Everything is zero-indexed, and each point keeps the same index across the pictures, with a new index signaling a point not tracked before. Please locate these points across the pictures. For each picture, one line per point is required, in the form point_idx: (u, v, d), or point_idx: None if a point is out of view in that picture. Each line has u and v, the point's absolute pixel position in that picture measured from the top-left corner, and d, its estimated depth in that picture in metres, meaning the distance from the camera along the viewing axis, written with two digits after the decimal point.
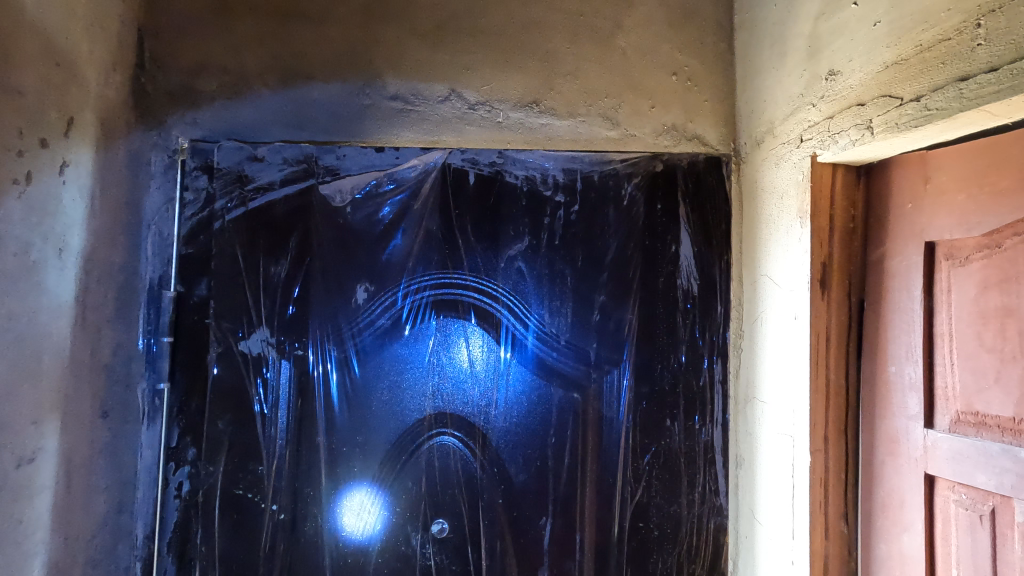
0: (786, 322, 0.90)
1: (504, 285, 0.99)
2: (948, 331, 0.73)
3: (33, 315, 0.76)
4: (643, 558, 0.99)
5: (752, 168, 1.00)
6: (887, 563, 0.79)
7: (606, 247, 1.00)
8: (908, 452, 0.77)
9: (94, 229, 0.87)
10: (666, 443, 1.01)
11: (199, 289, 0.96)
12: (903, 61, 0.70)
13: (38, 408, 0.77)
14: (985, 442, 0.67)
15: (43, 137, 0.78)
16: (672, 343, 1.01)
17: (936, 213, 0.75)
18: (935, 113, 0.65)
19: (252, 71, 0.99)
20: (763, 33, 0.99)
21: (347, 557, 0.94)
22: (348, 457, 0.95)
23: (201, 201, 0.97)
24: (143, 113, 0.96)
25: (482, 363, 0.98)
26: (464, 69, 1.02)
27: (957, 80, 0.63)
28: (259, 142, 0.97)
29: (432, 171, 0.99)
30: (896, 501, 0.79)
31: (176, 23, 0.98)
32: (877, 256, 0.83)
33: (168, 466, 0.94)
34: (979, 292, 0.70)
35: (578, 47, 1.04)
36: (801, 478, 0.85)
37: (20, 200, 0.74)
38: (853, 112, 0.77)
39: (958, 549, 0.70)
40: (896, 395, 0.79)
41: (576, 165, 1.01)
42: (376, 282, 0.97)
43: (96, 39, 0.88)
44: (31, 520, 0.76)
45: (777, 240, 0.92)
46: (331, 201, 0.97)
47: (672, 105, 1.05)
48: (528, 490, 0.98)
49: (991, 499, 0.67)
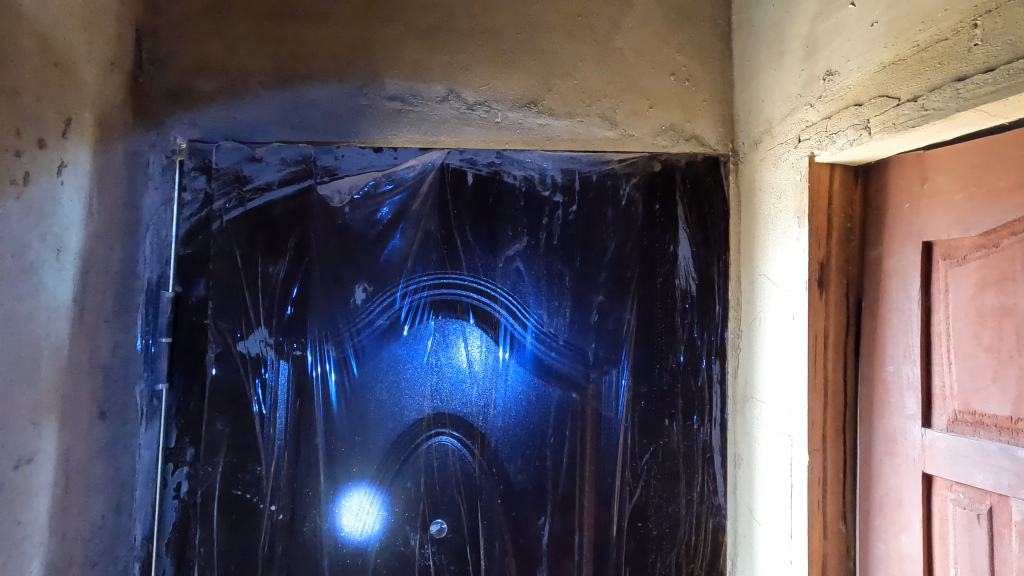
0: (784, 322, 0.90)
1: (503, 285, 0.99)
2: (946, 331, 0.74)
3: (31, 316, 0.76)
4: (642, 558, 0.99)
5: (750, 168, 1.00)
6: (884, 562, 0.79)
7: (604, 247, 1.00)
8: (906, 452, 0.77)
9: (92, 229, 0.87)
10: (664, 442, 1.01)
11: (198, 289, 0.96)
12: (900, 62, 0.70)
13: (36, 408, 0.77)
14: (982, 441, 0.68)
15: (41, 137, 0.78)
16: (670, 343, 1.01)
17: (933, 213, 0.75)
18: (932, 113, 0.65)
19: (250, 71, 0.99)
20: (761, 33, 0.99)
21: (346, 557, 0.94)
22: (347, 457, 0.95)
23: (199, 201, 0.96)
24: (141, 113, 0.96)
25: (481, 363, 0.98)
26: (462, 69, 1.02)
27: (954, 81, 0.63)
28: (258, 142, 0.97)
29: (430, 171, 0.99)
30: (894, 501, 0.79)
31: (175, 24, 0.98)
32: (875, 256, 0.83)
33: (167, 466, 0.94)
34: (976, 292, 0.70)
35: (577, 48, 1.04)
36: (799, 477, 0.85)
37: (18, 200, 0.74)
38: (850, 112, 0.77)
39: (956, 548, 0.70)
40: (894, 394, 0.80)
41: (575, 165, 1.01)
42: (375, 282, 0.97)
43: (94, 40, 0.88)
44: (30, 521, 0.76)
45: (775, 240, 0.92)
46: (329, 201, 0.97)
47: (670, 105, 1.05)
48: (527, 490, 0.98)
49: (988, 499, 0.67)
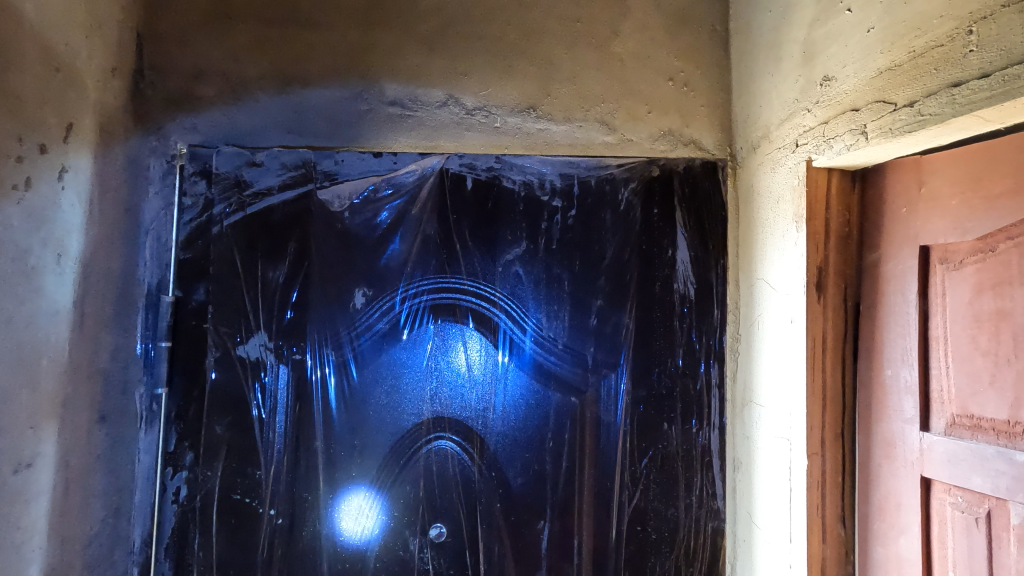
0: (782, 325, 0.90)
1: (502, 289, 0.99)
2: (943, 334, 0.74)
3: (31, 320, 0.76)
4: (641, 562, 0.99)
5: (748, 173, 1.01)
6: (884, 566, 0.80)
7: (603, 251, 1.01)
8: (904, 455, 0.77)
9: (93, 234, 0.87)
10: (663, 446, 1.01)
11: (198, 293, 0.96)
12: (897, 67, 0.70)
13: (36, 413, 0.77)
14: (980, 444, 0.68)
15: (43, 143, 0.78)
16: (669, 346, 1.02)
17: (930, 217, 0.75)
18: (929, 118, 0.66)
19: (251, 77, 0.99)
20: (759, 39, 1.00)
21: (345, 561, 0.94)
22: (346, 461, 0.95)
23: (199, 205, 0.97)
24: (142, 118, 0.97)
25: (480, 367, 0.99)
26: (462, 74, 1.03)
27: (949, 86, 0.63)
28: (258, 147, 0.98)
29: (430, 175, 0.99)
30: (892, 504, 0.79)
31: (175, 29, 0.99)
32: (873, 260, 0.84)
33: (166, 471, 0.94)
34: (973, 296, 0.70)
35: (575, 53, 1.05)
36: (798, 481, 0.85)
37: (20, 205, 0.74)
38: (848, 117, 0.78)
39: (955, 551, 0.71)
40: (892, 398, 0.80)
41: (574, 170, 1.02)
42: (374, 286, 0.98)
43: (95, 45, 0.88)
44: (29, 525, 0.76)
45: (773, 244, 0.93)
46: (329, 206, 0.97)
47: (669, 110, 1.05)
48: (526, 494, 0.98)
49: (987, 502, 0.67)
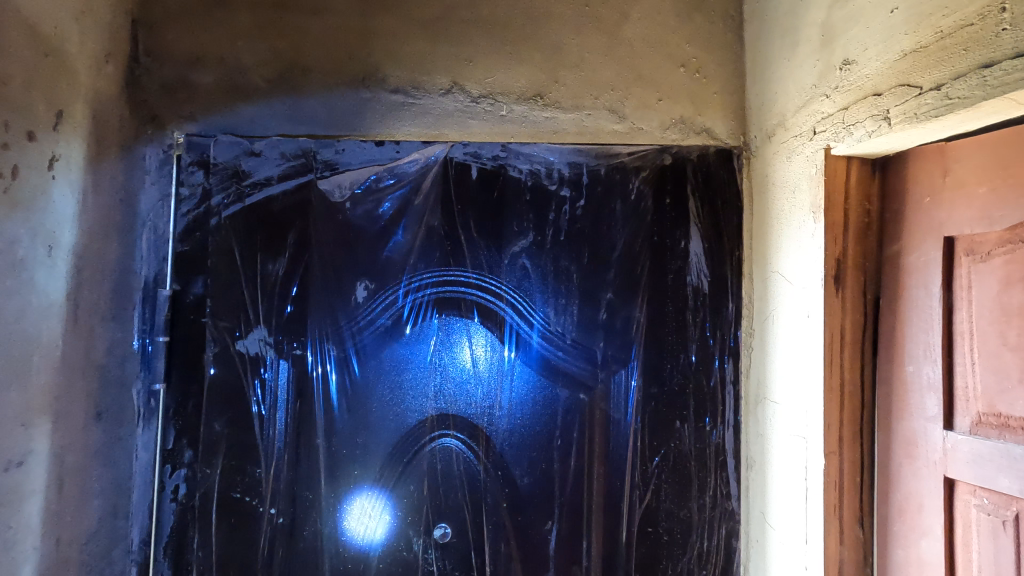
0: (798, 320, 0.87)
1: (508, 283, 0.96)
2: (969, 330, 0.70)
3: (20, 314, 0.73)
4: (652, 564, 0.97)
5: (763, 162, 0.97)
6: (903, 569, 0.77)
7: (612, 244, 0.98)
8: (927, 454, 0.74)
9: (84, 225, 0.85)
10: (675, 445, 0.98)
11: (196, 286, 0.93)
12: (923, 49, 0.67)
13: (27, 410, 0.75)
14: (1008, 444, 0.64)
15: (31, 130, 0.75)
16: (681, 341, 0.98)
17: (955, 207, 0.72)
18: (956, 102, 0.62)
19: (249, 64, 0.96)
20: (775, 22, 0.96)
21: (347, 562, 0.92)
22: (348, 459, 0.93)
23: (197, 196, 0.94)
24: (137, 107, 0.94)
25: (485, 363, 0.96)
26: (467, 61, 1.00)
27: (979, 68, 0.60)
28: (256, 136, 0.95)
29: (432, 165, 0.96)
30: (913, 505, 0.76)
31: (171, 15, 0.96)
32: (893, 252, 0.80)
33: (164, 469, 0.92)
34: (1002, 290, 0.67)
35: (584, 39, 1.01)
36: (815, 480, 0.83)
37: (8, 194, 0.71)
38: (869, 103, 0.74)
39: (980, 555, 0.67)
40: (914, 396, 0.76)
41: (582, 159, 0.98)
42: (377, 279, 0.95)
43: (87, 29, 0.85)
44: (20, 526, 0.73)
45: (790, 236, 0.89)
46: (330, 196, 0.95)
47: (680, 97, 1.02)
48: (533, 494, 0.95)
49: (1014, 505, 0.64)
